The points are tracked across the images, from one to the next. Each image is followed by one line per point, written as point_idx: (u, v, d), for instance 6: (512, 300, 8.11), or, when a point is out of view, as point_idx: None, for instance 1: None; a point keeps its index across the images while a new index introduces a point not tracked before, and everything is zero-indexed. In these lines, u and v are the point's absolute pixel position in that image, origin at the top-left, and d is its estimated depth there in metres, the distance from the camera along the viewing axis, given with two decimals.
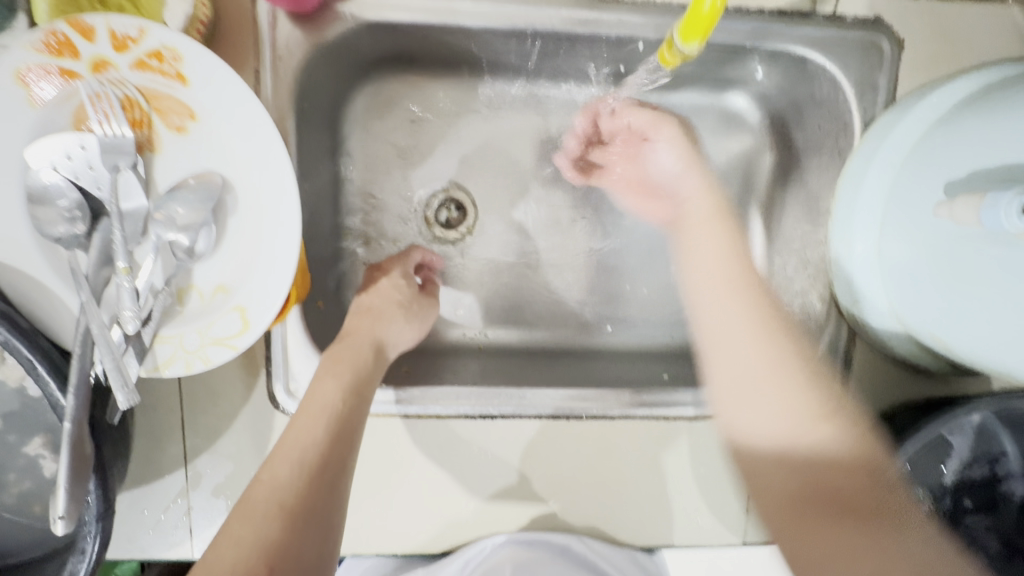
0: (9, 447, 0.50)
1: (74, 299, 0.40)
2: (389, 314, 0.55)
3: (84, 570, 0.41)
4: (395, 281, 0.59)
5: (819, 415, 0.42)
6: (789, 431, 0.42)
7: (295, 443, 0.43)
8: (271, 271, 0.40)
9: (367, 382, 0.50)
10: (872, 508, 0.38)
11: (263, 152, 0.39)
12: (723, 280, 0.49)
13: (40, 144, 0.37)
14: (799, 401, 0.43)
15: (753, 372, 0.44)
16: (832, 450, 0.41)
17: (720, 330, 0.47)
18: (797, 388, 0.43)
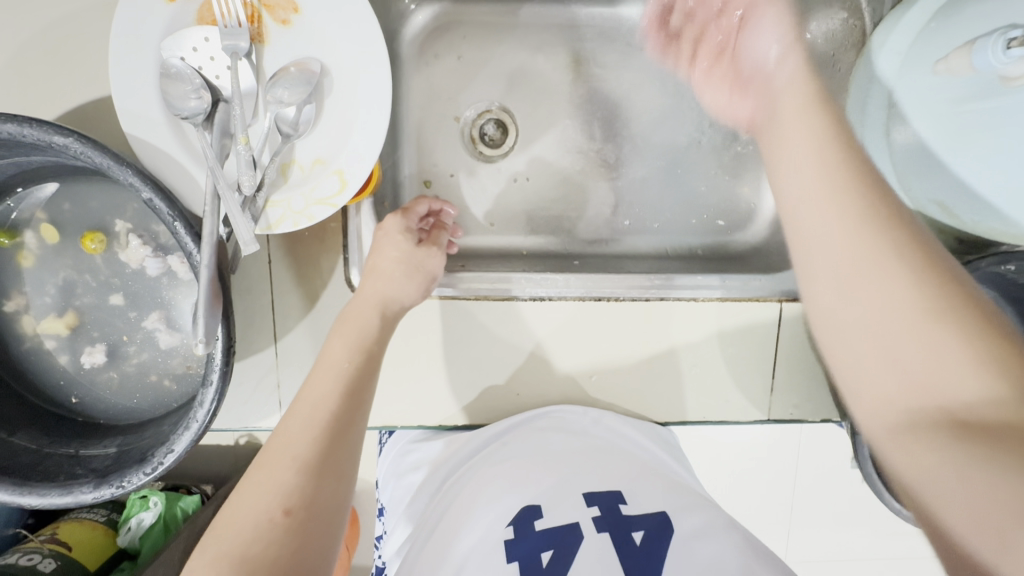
0: (132, 321, 0.59)
1: (200, 171, 0.48)
2: (390, 273, 0.58)
3: (211, 397, 0.49)
4: (394, 239, 0.60)
5: (962, 321, 0.36)
6: (891, 375, 0.36)
7: (306, 407, 0.49)
8: (365, 143, 0.48)
9: (375, 344, 0.55)
10: (1004, 426, 0.32)
11: (363, 42, 0.47)
12: (823, 160, 0.42)
13: (176, 37, 0.46)
14: (905, 299, 0.37)
15: (832, 264, 0.39)
16: (960, 384, 0.34)
17: (814, 232, 0.41)
18: (890, 280, 0.37)
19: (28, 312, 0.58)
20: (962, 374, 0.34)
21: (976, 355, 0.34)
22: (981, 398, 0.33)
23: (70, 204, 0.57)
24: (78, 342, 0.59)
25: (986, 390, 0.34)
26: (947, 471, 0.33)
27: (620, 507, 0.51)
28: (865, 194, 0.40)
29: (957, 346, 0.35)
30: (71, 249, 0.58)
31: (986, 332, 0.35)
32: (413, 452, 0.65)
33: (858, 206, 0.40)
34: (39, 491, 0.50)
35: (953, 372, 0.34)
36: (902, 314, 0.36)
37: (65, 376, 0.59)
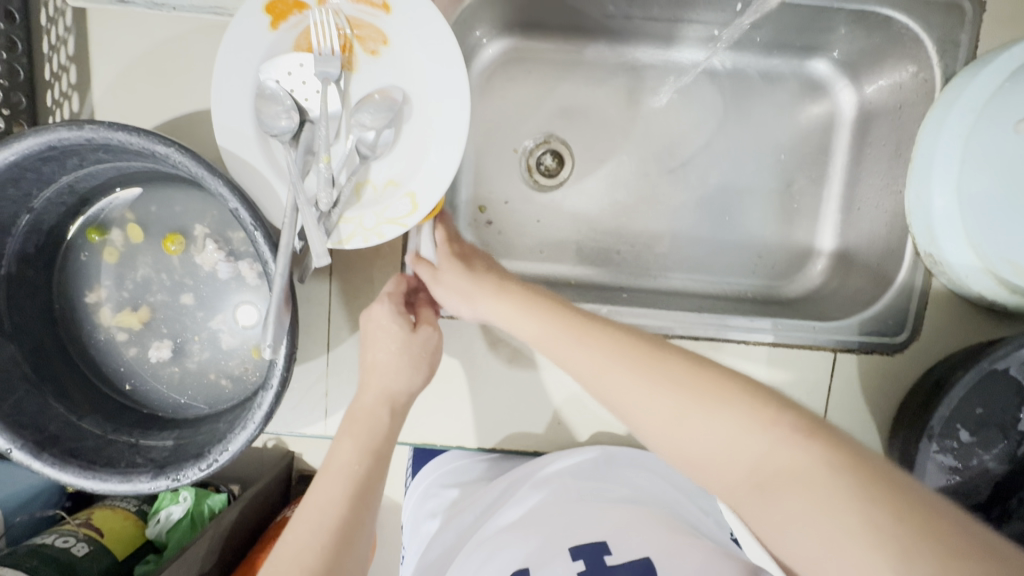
0: (198, 320, 0.62)
1: (282, 186, 0.51)
2: (396, 368, 0.52)
3: (269, 401, 0.51)
4: (388, 330, 0.54)
5: (685, 392, 0.39)
6: (728, 458, 0.36)
7: (310, 514, 0.45)
8: (437, 168, 0.51)
9: (386, 442, 0.50)
10: (785, 471, 0.33)
11: (444, 75, 0.50)
12: (543, 308, 0.49)
13: (274, 61, 0.49)
14: (667, 380, 0.40)
15: (629, 397, 0.41)
16: (742, 441, 0.36)
17: (586, 370, 0.44)
18: (667, 382, 0.40)
19: (107, 304, 0.62)
20: (736, 436, 0.36)
21: (749, 412, 0.37)
22: (771, 444, 0.35)
23: (155, 207, 0.61)
24: (148, 336, 0.62)
25: (768, 435, 0.35)
26: (826, 545, 0.30)
27: (604, 558, 0.45)
28: (603, 325, 0.46)
29: (719, 432, 0.37)
30: (151, 249, 0.61)
31: (740, 393, 0.38)
32: (440, 495, 0.63)
33: (603, 321, 0.47)
34: (100, 475, 0.52)
35: (716, 434, 0.37)
36: (690, 409, 0.38)
37: (133, 367, 0.63)
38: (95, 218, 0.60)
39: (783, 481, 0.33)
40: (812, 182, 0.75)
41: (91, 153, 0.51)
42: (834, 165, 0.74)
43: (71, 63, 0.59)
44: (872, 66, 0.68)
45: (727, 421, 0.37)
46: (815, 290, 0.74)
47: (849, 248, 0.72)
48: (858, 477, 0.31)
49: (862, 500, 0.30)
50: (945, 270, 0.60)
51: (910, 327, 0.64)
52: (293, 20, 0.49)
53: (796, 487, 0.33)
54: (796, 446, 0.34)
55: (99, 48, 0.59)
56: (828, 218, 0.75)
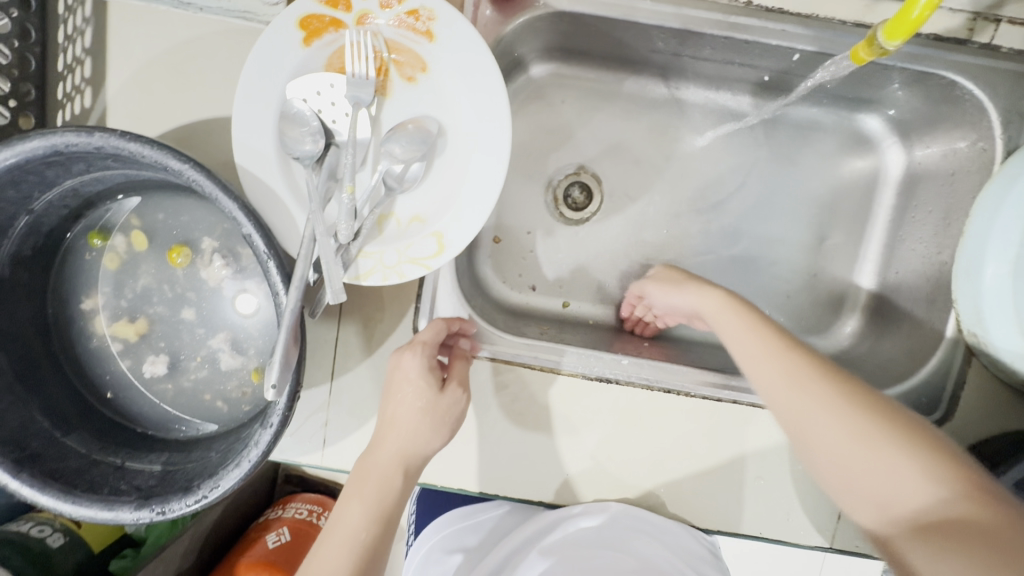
0: (197, 338, 0.59)
1: (299, 211, 0.48)
2: (415, 426, 0.50)
3: (267, 441, 0.48)
4: (415, 384, 0.51)
5: (842, 415, 0.41)
6: (872, 498, 0.39)
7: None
8: (467, 209, 0.47)
9: (396, 509, 0.48)
10: (960, 529, 0.35)
11: (483, 112, 0.47)
12: (723, 307, 0.51)
13: (303, 79, 0.46)
14: (834, 402, 0.42)
15: (774, 396, 0.45)
16: (910, 491, 0.38)
17: (740, 359, 0.48)
18: (829, 404, 0.42)
19: (103, 312, 0.59)
20: (914, 482, 0.38)
21: (924, 463, 0.38)
22: (939, 502, 0.37)
23: (163, 215, 0.57)
24: (143, 349, 0.59)
25: (937, 490, 0.37)
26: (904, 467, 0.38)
27: None
28: (776, 333, 0.47)
29: (772, 350, 0.46)
30: (156, 259, 0.58)
31: (924, 446, 0.39)
32: (443, 561, 0.68)
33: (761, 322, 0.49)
34: (80, 502, 0.49)
35: (891, 480, 0.39)
36: (848, 440, 0.40)
37: (125, 380, 0.59)
38: (98, 221, 0.57)
39: (958, 544, 0.34)
40: (849, 240, 0.72)
41: (99, 160, 0.48)
42: (873, 225, 0.71)
43: (86, 55, 0.56)
44: (925, 128, 0.64)
45: (901, 462, 0.39)
46: (843, 352, 0.71)
47: (882, 312, 0.69)
48: (899, 439, 0.39)
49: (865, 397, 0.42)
50: (989, 352, 0.57)
51: (944, 407, 0.60)
52: (328, 38, 0.46)
53: (967, 548, 0.34)
54: (972, 509, 0.36)
55: (117, 42, 0.56)
56: (861, 277, 0.72)
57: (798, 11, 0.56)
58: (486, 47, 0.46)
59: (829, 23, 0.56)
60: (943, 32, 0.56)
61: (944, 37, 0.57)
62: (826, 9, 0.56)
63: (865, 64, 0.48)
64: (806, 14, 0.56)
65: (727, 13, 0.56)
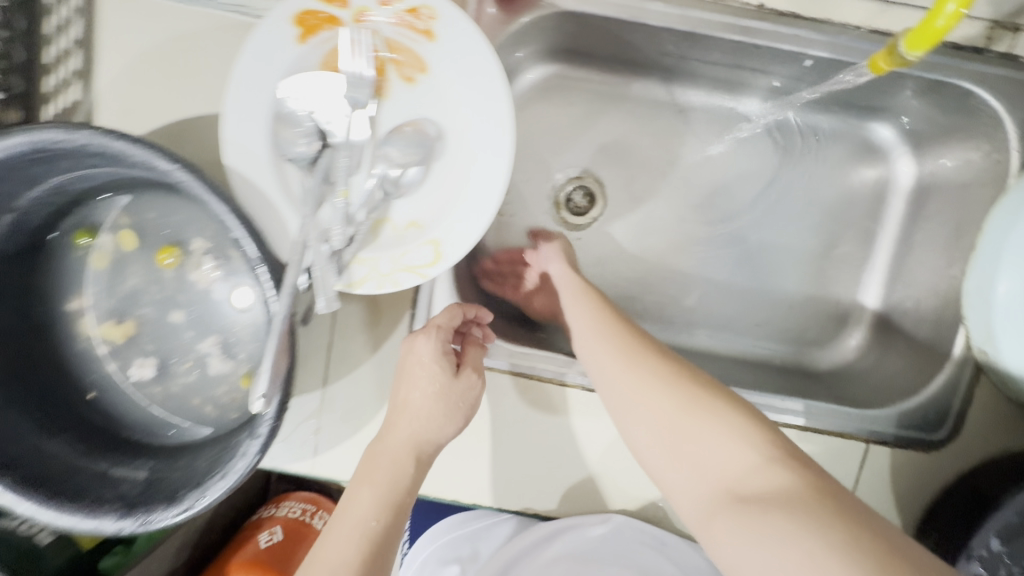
0: (186, 341, 0.57)
1: (292, 215, 0.46)
2: (427, 413, 0.50)
3: (256, 451, 0.46)
4: (428, 368, 0.51)
5: (662, 391, 0.43)
6: (692, 471, 0.40)
7: (328, 568, 0.42)
8: (465, 218, 0.46)
9: (406, 495, 0.47)
10: (761, 493, 0.36)
11: (484, 115, 0.45)
12: (579, 294, 0.55)
13: (299, 78, 0.44)
14: (666, 382, 0.44)
15: (610, 380, 0.47)
16: (729, 461, 0.39)
17: (584, 346, 0.51)
18: (658, 386, 0.44)
19: (89, 313, 0.57)
20: (731, 452, 0.39)
21: (737, 434, 0.40)
22: (750, 469, 0.38)
23: (152, 215, 0.56)
24: (131, 352, 0.57)
25: (750, 458, 0.38)
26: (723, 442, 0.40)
27: None
28: (616, 319, 0.51)
29: (607, 336, 0.49)
30: (144, 259, 0.56)
31: (737, 418, 0.41)
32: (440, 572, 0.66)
33: (610, 313, 0.52)
34: (62, 509, 0.47)
35: (710, 451, 0.40)
36: (669, 417, 0.42)
37: (112, 383, 0.58)
38: (85, 220, 0.55)
39: (760, 505, 0.36)
40: (856, 251, 0.70)
41: (86, 158, 0.46)
42: (881, 235, 0.69)
43: (74, 47, 0.53)
44: (938, 138, 0.63)
45: (719, 433, 0.40)
46: (847, 365, 0.69)
47: (889, 324, 0.68)
48: (713, 412, 0.41)
49: (692, 376, 0.44)
50: (998, 371, 0.55)
51: (950, 423, 0.59)
52: (324, 36, 0.44)
53: (768, 508, 0.35)
54: (776, 474, 0.37)
55: (107, 34, 0.54)
56: (867, 288, 0.70)
57: (813, 16, 0.54)
58: (489, 49, 0.44)
59: (843, 29, 0.54)
60: (960, 40, 0.55)
61: (962, 46, 0.55)
62: (840, 15, 0.54)
63: (882, 69, 0.45)
64: (819, 19, 0.54)
65: (739, 16, 0.54)
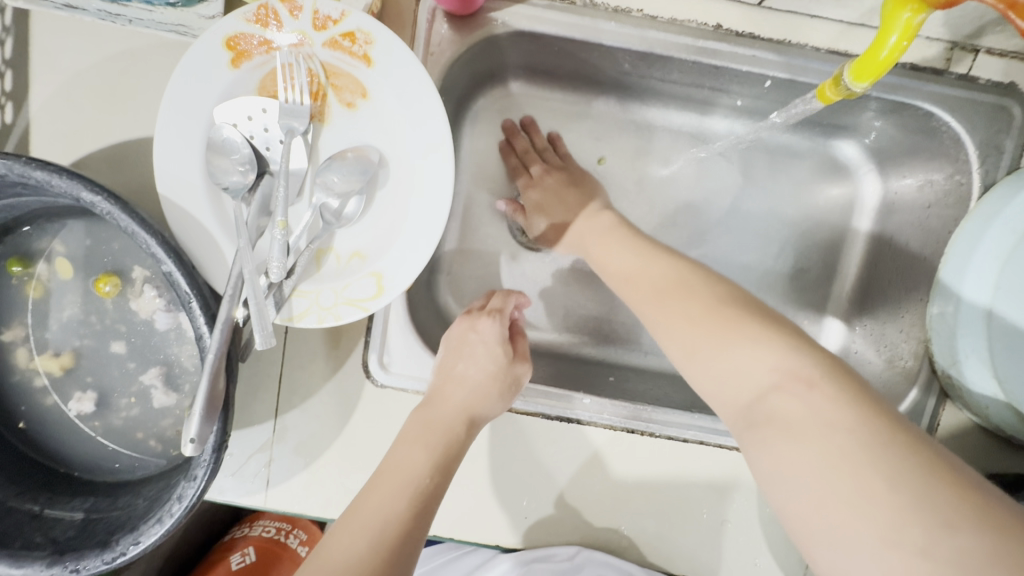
0: (128, 373, 0.55)
1: (228, 245, 0.44)
2: (486, 387, 0.52)
3: (192, 494, 0.44)
4: (489, 347, 0.55)
5: (683, 311, 0.44)
6: (722, 390, 0.40)
7: (381, 515, 0.43)
8: (409, 248, 0.44)
9: (456, 458, 0.49)
10: (786, 413, 0.35)
11: (426, 141, 0.44)
12: (620, 241, 0.54)
13: (231, 103, 0.42)
14: (691, 310, 0.44)
15: (647, 305, 0.48)
16: (756, 380, 0.38)
17: (624, 280, 0.51)
18: (688, 308, 0.44)
19: (25, 344, 0.54)
20: (754, 367, 0.38)
21: (762, 341, 0.39)
22: (772, 386, 0.37)
23: (90, 241, 0.53)
24: (70, 385, 0.55)
25: (773, 376, 0.37)
26: (741, 355, 0.39)
27: None
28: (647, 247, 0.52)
29: (638, 265, 0.51)
30: (84, 288, 0.54)
31: (760, 337, 0.39)
32: None
33: (655, 249, 0.51)
34: None
35: (737, 370, 0.39)
36: (697, 340, 0.42)
37: (50, 417, 0.55)
38: (20, 247, 0.53)
39: (778, 425, 0.35)
40: (824, 270, 0.70)
41: (7, 186, 0.43)
42: (848, 254, 0.69)
43: (5, 67, 0.51)
44: (901, 158, 0.62)
45: (743, 350, 0.39)
46: None
47: (856, 343, 0.66)
48: (730, 329, 0.41)
49: (711, 293, 0.44)
50: (963, 395, 0.54)
51: None
52: (258, 59, 0.42)
53: (788, 431, 0.35)
54: (799, 392, 0.35)
55: (40, 54, 0.51)
56: (837, 306, 0.69)
57: (770, 37, 0.53)
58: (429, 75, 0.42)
59: (802, 49, 0.53)
60: (920, 61, 0.54)
61: (921, 66, 0.54)
62: (799, 35, 0.53)
63: (827, 101, 0.46)
64: (778, 39, 0.53)
65: (697, 37, 0.53)
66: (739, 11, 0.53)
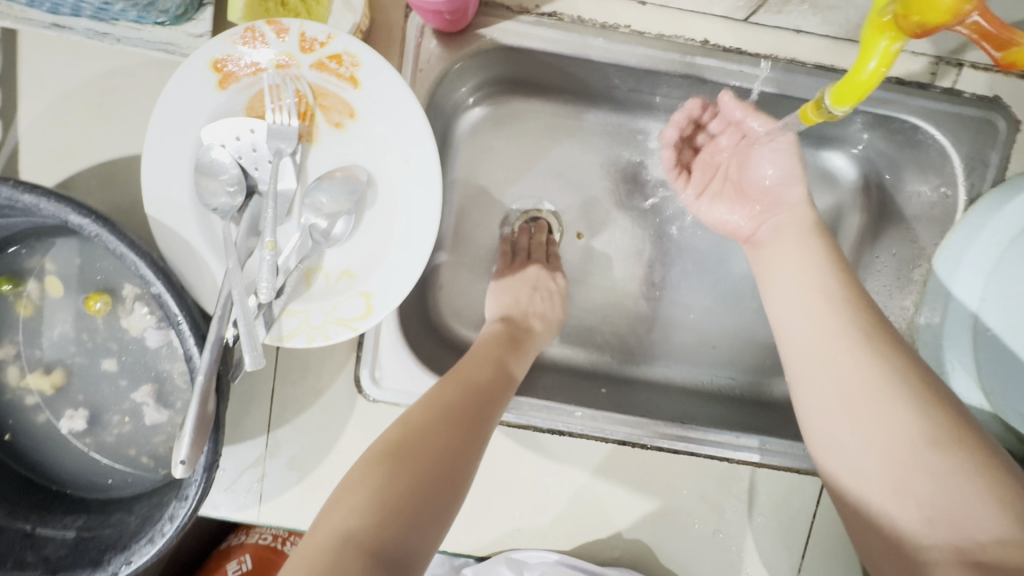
0: (120, 390, 0.55)
1: (217, 265, 0.44)
2: (557, 309, 0.63)
3: (183, 514, 0.44)
4: (554, 274, 0.65)
5: (901, 408, 0.41)
6: (906, 501, 0.39)
7: (446, 435, 0.42)
8: (397, 267, 0.45)
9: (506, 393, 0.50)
10: (1005, 566, 0.34)
11: (414, 161, 0.44)
12: (809, 258, 0.51)
13: (219, 124, 0.42)
14: (918, 411, 0.40)
15: (831, 378, 0.45)
16: (975, 518, 0.36)
17: (802, 356, 0.48)
18: (898, 406, 0.41)
19: (16, 363, 0.54)
20: (964, 506, 0.37)
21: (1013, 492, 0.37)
22: (998, 537, 0.35)
23: (81, 259, 0.53)
24: (61, 403, 0.55)
25: (1007, 531, 0.35)
26: (960, 487, 0.37)
27: None
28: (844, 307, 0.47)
29: (844, 331, 0.45)
30: (74, 306, 0.54)
31: (1014, 487, 0.37)
32: None
33: (861, 312, 0.46)
34: None
35: (941, 494, 0.38)
36: (907, 445, 0.40)
37: (41, 435, 0.55)
38: (9, 266, 0.52)
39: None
40: None
41: None
42: None
43: None
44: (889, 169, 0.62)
45: (955, 487, 0.37)
46: None
47: None
48: (971, 451, 0.38)
49: (952, 406, 0.41)
50: None
51: None
52: (245, 80, 0.42)
53: None
54: None
55: (27, 73, 0.51)
56: None
57: (757, 52, 0.54)
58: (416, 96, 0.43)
59: (789, 64, 0.53)
60: (905, 75, 0.55)
61: (907, 80, 0.55)
62: (786, 50, 0.54)
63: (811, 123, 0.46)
64: (764, 54, 0.54)
65: (685, 53, 0.53)
66: (725, 27, 0.53)
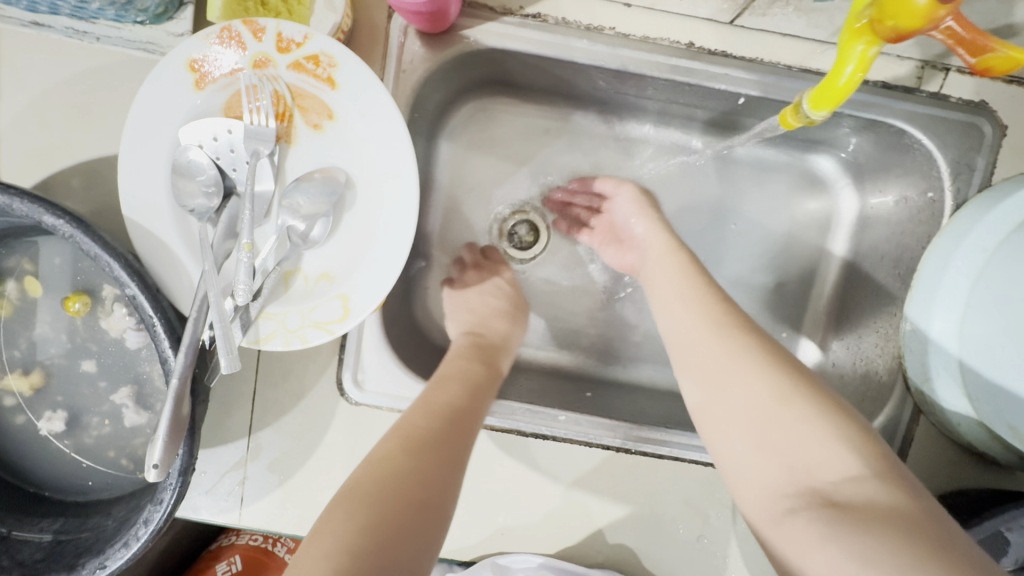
0: (99, 392, 0.54)
1: (194, 266, 0.44)
2: (508, 307, 0.63)
3: (158, 519, 0.44)
4: (497, 278, 0.65)
5: (750, 374, 0.44)
6: (775, 459, 0.41)
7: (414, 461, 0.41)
8: (375, 270, 0.44)
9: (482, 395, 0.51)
10: (853, 503, 0.36)
11: (393, 163, 0.44)
12: (670, 263, 0.54)
13: (195, 124, 0.42)
14: (761, 376, 0.43)
15: (696, 362, 0.47)
16: (827, 463, 0.39)
17: (670, 334, 0.50)
18: (748, 375, 0.44)
19: None
20: (818, 455, 0.39)
21: (845, 436, 0.39)
22: (844, 478, 0.37)
23: (62, 259, 0.53)
24: (40, 404, 0.54)
25: (849, 468, 0.38)
26: (816, 438, 0.40)
27: None
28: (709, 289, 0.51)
29: (710, 310, 0.49)
30: (54, 307, 0.53)
31: (848, 428, 0.40)
32: None
33: (713, 297, 0.50)
34: None
35: (792, 444, 0.40)
36: (758, 407, 0.42)
37: (19, 437, 0.54)
38: None
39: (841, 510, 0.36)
40: (803, 282, 0.70)
41: None
42: (827, 265, 0.69)
43: None
44: (876, 173, 0.62)
45: (815, 441, 0.40)
46: None
47: (835, 356, 0.66)
48: (813, 406, 0.41)
49: (796, 368, 0.44)
50: (936, 411, 0.55)
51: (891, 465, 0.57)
52: (222, 80, 0.42)
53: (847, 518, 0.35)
54: (886, 494, 0.36)
55: (6, 72, 0.51)
56: (817, 319, 0.69)
57: (743, 55, 0.53)
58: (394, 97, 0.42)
59: (775, 68, 0.53)
60: (891, 79, 0.54)
61: (892, 85, 0.55)
62: (771, 53, 0.53)
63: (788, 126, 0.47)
64: (750, 57, 0.53)
65: (670, 55, 0.53)
66: (710, 29, 0.53)
